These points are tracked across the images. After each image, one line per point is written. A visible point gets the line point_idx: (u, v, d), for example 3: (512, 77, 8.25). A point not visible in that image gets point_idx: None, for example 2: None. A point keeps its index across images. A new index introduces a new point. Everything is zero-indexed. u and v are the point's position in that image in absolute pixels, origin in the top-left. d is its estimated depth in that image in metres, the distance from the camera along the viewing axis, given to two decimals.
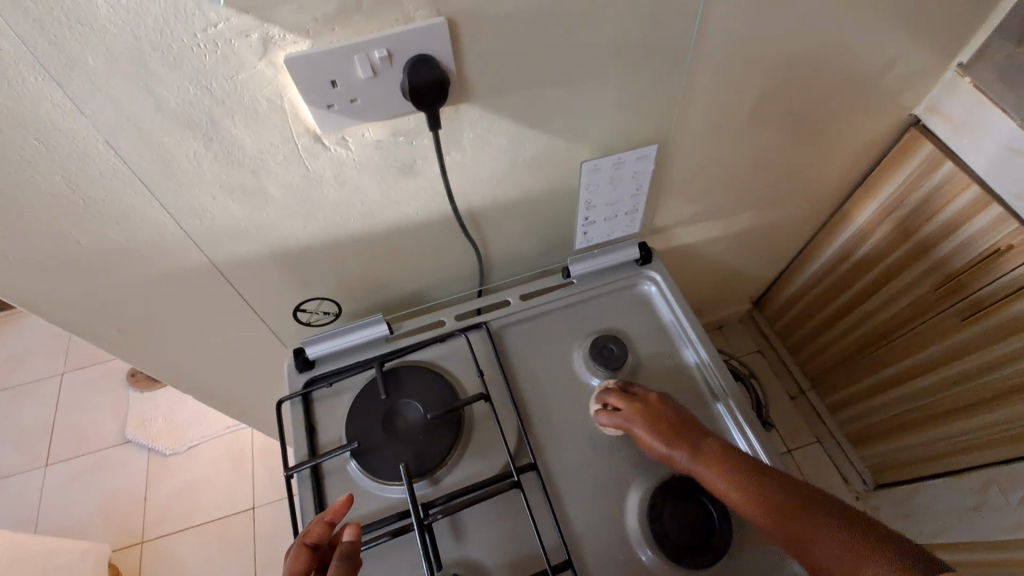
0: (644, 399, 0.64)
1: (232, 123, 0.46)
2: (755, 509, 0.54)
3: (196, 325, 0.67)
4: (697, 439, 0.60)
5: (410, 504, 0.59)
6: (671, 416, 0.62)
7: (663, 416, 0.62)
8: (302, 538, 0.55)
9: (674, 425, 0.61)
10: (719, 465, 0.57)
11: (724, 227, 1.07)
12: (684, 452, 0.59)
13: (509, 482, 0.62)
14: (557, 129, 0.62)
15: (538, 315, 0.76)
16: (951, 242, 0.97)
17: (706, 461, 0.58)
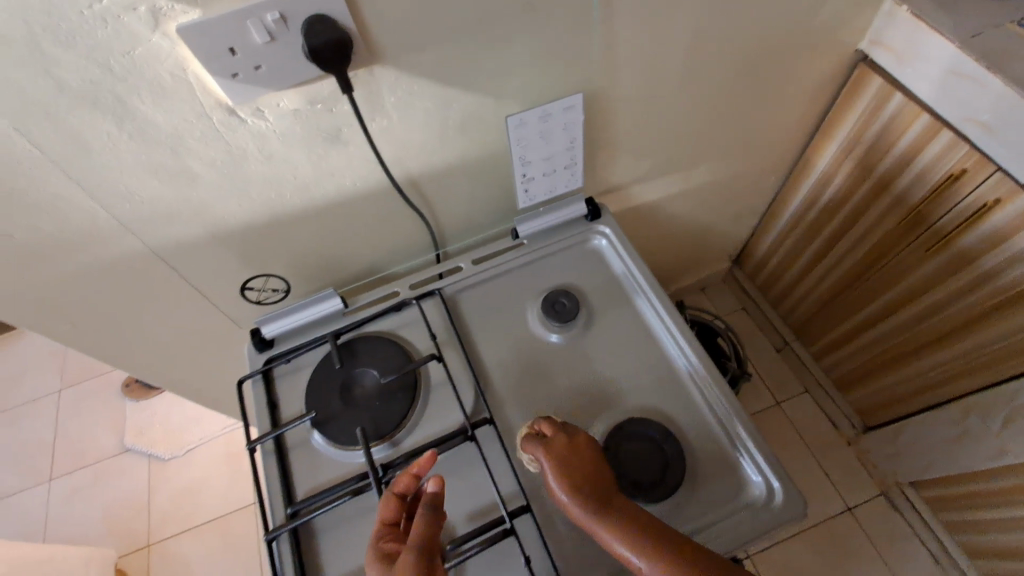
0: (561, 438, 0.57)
1: (140, 101, 0.47)
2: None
3: (151, 315, 0.68)
4: (620, 498, 0.53)
5: (367, 465, 0.60)
6: (584, 465, 0.55)
7: (580, 461, 0.55)
8: (391, 488, 0.57)
9: (587, 475, 0.54)
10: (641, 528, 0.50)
11: (684, 183, 1.07)
12: (603, 507, 0.52)
13: (463, 436, 0.63)
14: (482, 88, 0.63)
15: (491, 278, 0.77)
16: (908, 173, 0.96)
17: (621, 528, 0.51)
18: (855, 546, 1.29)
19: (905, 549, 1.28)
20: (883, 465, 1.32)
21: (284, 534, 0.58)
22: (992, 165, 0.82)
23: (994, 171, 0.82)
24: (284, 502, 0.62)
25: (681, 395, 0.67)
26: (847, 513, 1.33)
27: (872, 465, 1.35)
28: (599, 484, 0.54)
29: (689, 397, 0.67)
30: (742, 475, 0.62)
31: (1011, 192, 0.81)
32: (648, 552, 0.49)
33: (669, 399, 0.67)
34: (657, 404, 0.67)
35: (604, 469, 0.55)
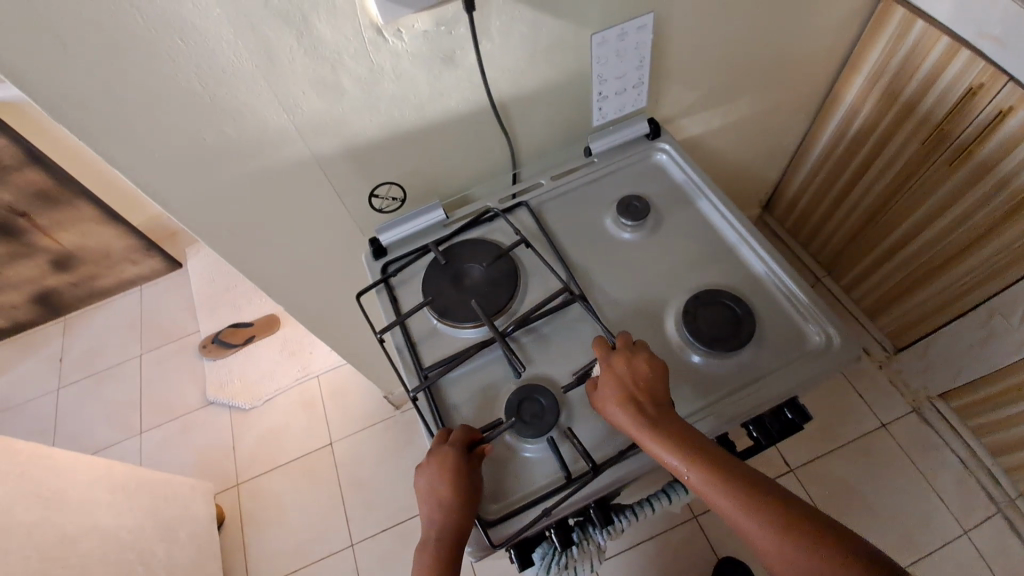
0: (628, 370, 0.66)
1: (317, 19, 0.59)
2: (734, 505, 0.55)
3: (289, 226, 0.80)
4: (681, 430, 0.61)
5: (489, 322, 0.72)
6: (649, 399, 0.63)
7: (645, 392, 0.64)
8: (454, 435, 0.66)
9: (653, 407, 0.63)
10: (711, 461, 0.58)
11: (723, 117, 1.17)
12: (671, 433, 0.61)
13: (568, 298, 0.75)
14: (568, 15, 0.74)
15: (569, 190, 0.88)
16: (931, 95, 1.06)
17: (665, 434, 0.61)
18: (891, 456, 1.40)
19: (938, 457, 1.38)
20: (915, 382, 1.42)
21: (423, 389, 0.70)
22: (1005, 77, 0.92)
23: (1008, 81, 0.92)
24: (416, 367, 0.74)
25: (744, 273, 0.78)
26: (882, 428, 1.44)
27: (904, 385, 1.46)
28: (671, 423, 0.62)
29: (752, 275, 0.78)
30: (803, 331, 0.73)
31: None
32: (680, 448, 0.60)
33: (734, 277, 0.78)
34: (724, 281, 0.78)
35: (666, 408, 0.63)
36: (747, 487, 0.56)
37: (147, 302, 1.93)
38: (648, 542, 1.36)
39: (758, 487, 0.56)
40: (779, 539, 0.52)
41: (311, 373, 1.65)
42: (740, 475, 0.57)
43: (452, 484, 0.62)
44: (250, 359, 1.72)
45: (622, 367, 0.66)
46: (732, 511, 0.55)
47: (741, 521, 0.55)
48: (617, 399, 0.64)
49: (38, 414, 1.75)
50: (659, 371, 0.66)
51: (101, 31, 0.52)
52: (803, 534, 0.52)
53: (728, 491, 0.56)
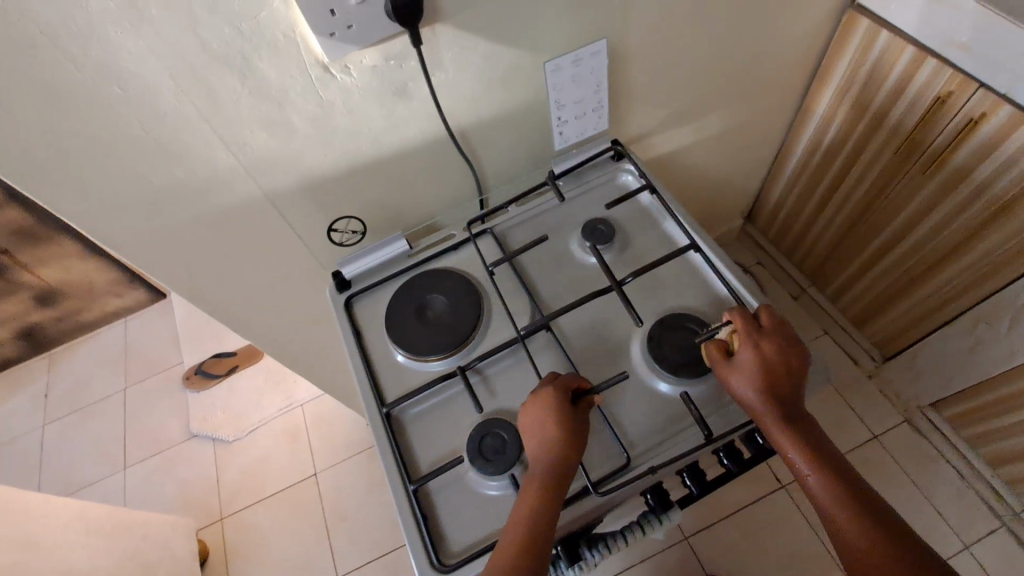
0: (774, 354, 0.65)
1: (259, 60, 0.59)
2: (832, 502, 0.59)
3: (250, 263, 0.79)
4: (805, 425, 0.63)
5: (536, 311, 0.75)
6: (785, 387, 0.64)
7: (784, 379, 0.64)
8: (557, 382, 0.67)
9: (786, 396, 0.64)
10: (823, 462, 0.61)
11: (695, 134, 1.17)
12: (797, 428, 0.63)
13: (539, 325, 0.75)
14: (520, 44, 0.74)
15: (534, 215, 0.87)
16: (901, 104, 1.05)
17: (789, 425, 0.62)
18: (884, 470, 1.37)
19: (932, 468, 1.36)
20: (906, 393, 1.39)
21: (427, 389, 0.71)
22: (974, 84, 0.91)
23: (978, 88, 0.90)
24: (378, 404, 0.72)
25: (710, 296, 0.77)
26: (874, 440, 1.42)
27: (894, 395, 1.44)
28: (798, 414, 0.63)
29: (718, 297, 0.77)
30: None
31: (996, 105, 0.89)
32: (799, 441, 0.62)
33: (701, 299, 0.77)
34: (690, 304, 0.77)
35: (797, 399, 0.64)
36: (849, 494, 0.59)
37: (132, 335, 1.92)
38: (640, 565, 1.33)
39: (863, 496, 0.59)
40: (863, 543, 0.56)
41: (295, 402, 1.63)
42: (847, 480, 0.60)
43: (559, 417, 0.64)
44: (234, 390, 1.70)
45: (772, 347, 0.65)
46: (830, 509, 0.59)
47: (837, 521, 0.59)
48: (753, 379, 0.63)
49: (22, 452, 1.73)
50: (802, 364, 0.65)
51: (35, 81, 0.52)
52: (890, 547, 0.56)
53: (831, 490, 0.59)
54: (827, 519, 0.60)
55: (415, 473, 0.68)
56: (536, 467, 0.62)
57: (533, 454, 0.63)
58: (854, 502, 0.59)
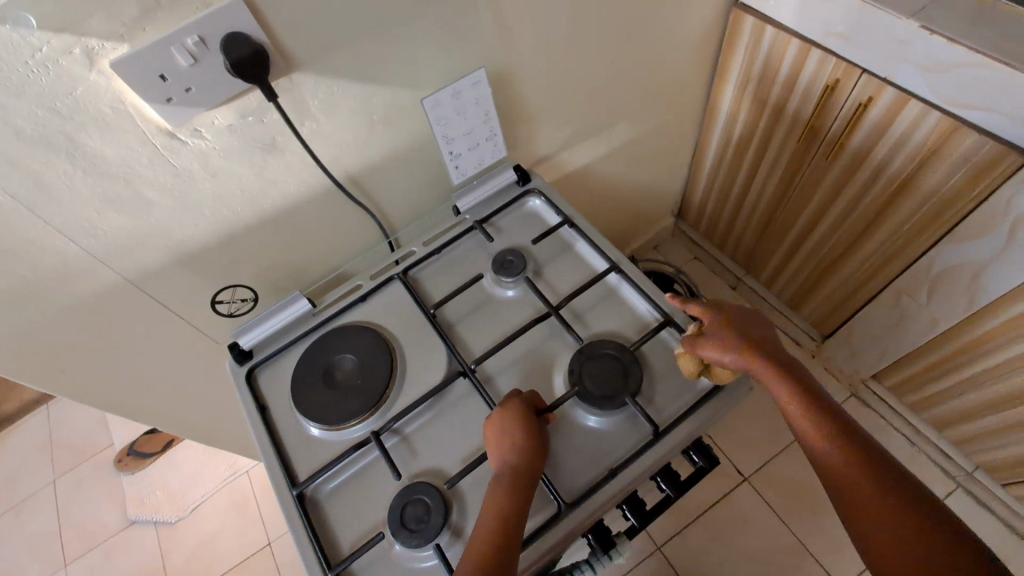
0: (745, 322, 0.67)
1: (88, 136, 0.53)
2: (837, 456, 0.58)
3: (131, 349, 0.72)
4: (803, 381, 0.62)
5: (455, 355, 0.72)
6: (770, 347, 0.65)
7: (764, 341, 0.66)
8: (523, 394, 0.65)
9: (773, 354, 0.64)
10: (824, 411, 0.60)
11: (606, 144, 1.16)
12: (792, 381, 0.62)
13: (458, 373, 0.71)
14: (394, 83, 0.70)
15: (444, 252, 0.83)
16: (796, 94, 1.06)
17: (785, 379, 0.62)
18: None
19: (883, 438, 1.39)
20: (848, 368, 1.42)
21: (338, 461, 0.66)
22: (857, 70, 0.93)
23: (861, 74, 0.93)
24: (289, 485, 0.66)
25: (630, 315, 0.75)
26: None
27: (838, 371, 1.46)
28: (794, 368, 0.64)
29: (638, 315, 0.75)
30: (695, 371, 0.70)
31: (880, 88, 0.91)
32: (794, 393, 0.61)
33: (621, 320, 0.75)
34: (610, 326, 0.74)
35: (790, 356, 0.64)
36: (845, 440, 0.58)
37: (57, 422, 1.77)
38: None
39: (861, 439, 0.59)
40: (862, 490, 0.55)
41: (240, 469, 1.53)
42: (843, 427, 0.59)
43: (531, 430, 0.61)
44: (172, 465, 1.58)
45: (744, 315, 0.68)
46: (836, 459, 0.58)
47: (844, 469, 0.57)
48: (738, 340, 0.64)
49: None
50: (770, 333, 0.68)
51: None
52: (886, 493, 0.55)
53: (830, 440, 0.58)
54: (827, 473, 0.58)
55: (335, 557, 0.63)
56: (504, 476, 0.59)
57: (501, 463, 0.60)
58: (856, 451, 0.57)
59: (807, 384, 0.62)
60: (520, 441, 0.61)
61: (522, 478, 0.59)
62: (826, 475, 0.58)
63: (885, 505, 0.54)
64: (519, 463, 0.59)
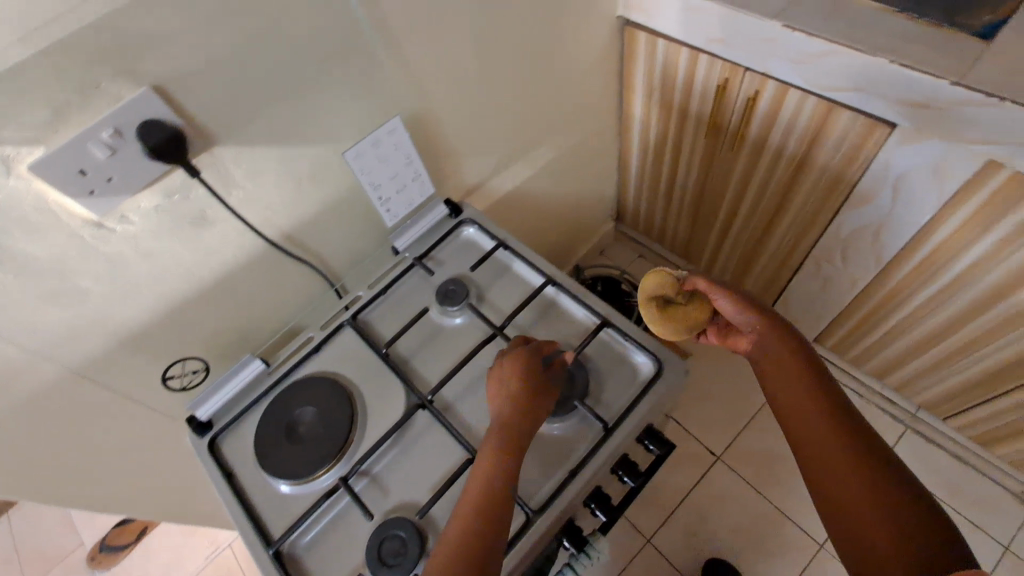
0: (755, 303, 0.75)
1: (14, 238, 0.55)
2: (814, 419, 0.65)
3: (85, 439, 0.71)
4: (800, 359, 0.70)
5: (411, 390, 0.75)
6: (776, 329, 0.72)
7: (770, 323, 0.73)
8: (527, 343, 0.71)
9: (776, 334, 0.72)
10: (816, 384, 0.68)
11: (532, 164, 1.23)
12: (787, 357, 0.70)
13: (417, 406, 0.73)
14: (314, 141, 0.74)
15: (389, 292, 0.86)
16: (694, 96, 1.16)
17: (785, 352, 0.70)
18: None
19: None
20: None
21: (310, 513, 0.67)
22: (741, 69, 1.03)
23: (745, 71, 1.03)
24: (264, 545, 0.67)
25: (571, 323, 0.80)
26: None
27: None
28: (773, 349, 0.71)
29: (578, 322, 0.80)
30: (636, 366, 0.75)
31: (762, 82, 1.02)
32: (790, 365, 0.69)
33: (563, 330, 0.79)
34: (554, 336, 0.79)
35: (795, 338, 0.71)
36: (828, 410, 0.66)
37: (16, 532, 1.67)
38: None
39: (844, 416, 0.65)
40: (832, 454, 0.63)
41: (221, 543, 1.49)
42: (830, 401, 0.66)
43: (533, 378, 0.67)
44: (149, 553, 1.52)
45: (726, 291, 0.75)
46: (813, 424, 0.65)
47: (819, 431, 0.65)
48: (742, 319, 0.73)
49: None
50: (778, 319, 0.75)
51: None
52: (858, 461, 0.61)
53: (816, 409, 0.66)
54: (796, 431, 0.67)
55: None
56: (507, 417, 0.65)
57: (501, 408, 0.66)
58: (831, 425, 0.65)
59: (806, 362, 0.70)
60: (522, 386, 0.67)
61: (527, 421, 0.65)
62: (797, 434, 0.67)
63: (847, 468, 0.61)
64: (521, 408, 0.65)
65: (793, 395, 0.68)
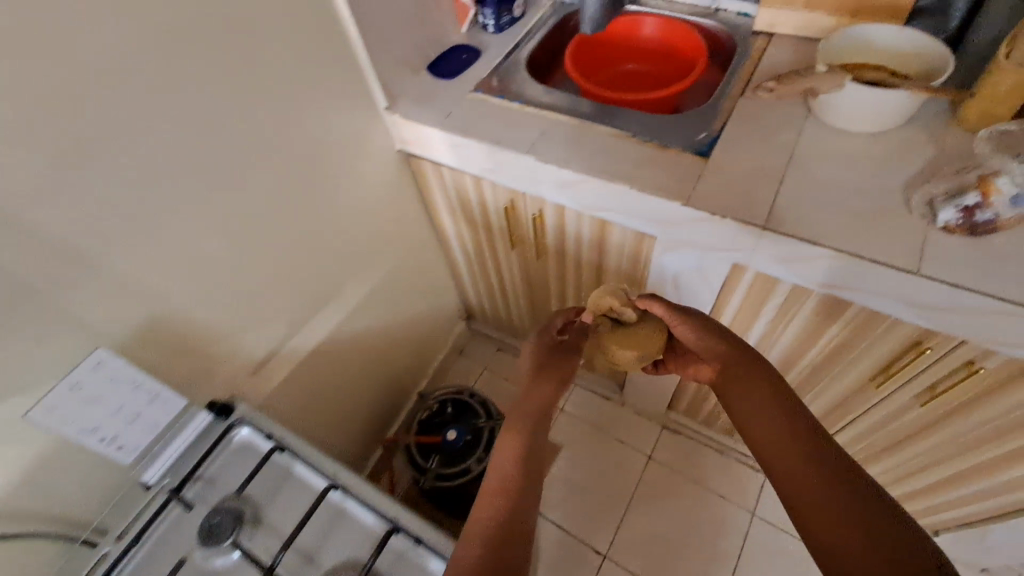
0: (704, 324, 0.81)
1: None
2: (780, 430, 0.66)
3: None
4: (765, 374, 0.72)
5: None
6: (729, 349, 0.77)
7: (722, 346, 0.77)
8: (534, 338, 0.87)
9: (729, 350, 0.76)
10: (783, 399, 0.69)
11: (340, 307, 1.16)
12: (750, 372, 0.73)
13: None
14: None
15: (144, 542, 0.72)
16: (490, 212, 1.19)
17: (744, 363, 0.74)
18: (671, 484, 1.48)
19: (700, 458, 1.51)
20: (649, 407, 1.54)
21: None
22: (517, 193, 1.06)
23: (522, 195, 1.05)
24: None
25: (360, 534, 0.70)
26: (651, 460, 1.52)
27: (645, 411, 1.58)
28: (735, 368, 0.74)
29: (368, 531, 0.70)
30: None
31: (538, 203, 1.05)
32: (755, 378, 0.72)
33: (352, 544, 0.69)
34: (343, 556, 0.69)
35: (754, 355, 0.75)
36: (791, 427, 0.65)
37: None
38: None
39: (817, 433, 0.64)
40: (799, 473, 0.61)
41: None
42: (794, 416, 0.66)
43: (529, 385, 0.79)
44: None
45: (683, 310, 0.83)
46: (776, 438, 0.65)
47: (785, 446, 0.64)
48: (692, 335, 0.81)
49: None
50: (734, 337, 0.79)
51: None
52: (827, 479, 0.60)
53: (784, 421, 0.66)
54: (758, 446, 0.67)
55: None
56: (495, 451, 0.71)
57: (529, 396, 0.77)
58: (801, 441, 0.64)
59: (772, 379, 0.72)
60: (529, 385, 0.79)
61: (523, 433, 0.71)
62: (763, 454, 0.66)
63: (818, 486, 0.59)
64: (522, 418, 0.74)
65: (760, 420, 0.68)
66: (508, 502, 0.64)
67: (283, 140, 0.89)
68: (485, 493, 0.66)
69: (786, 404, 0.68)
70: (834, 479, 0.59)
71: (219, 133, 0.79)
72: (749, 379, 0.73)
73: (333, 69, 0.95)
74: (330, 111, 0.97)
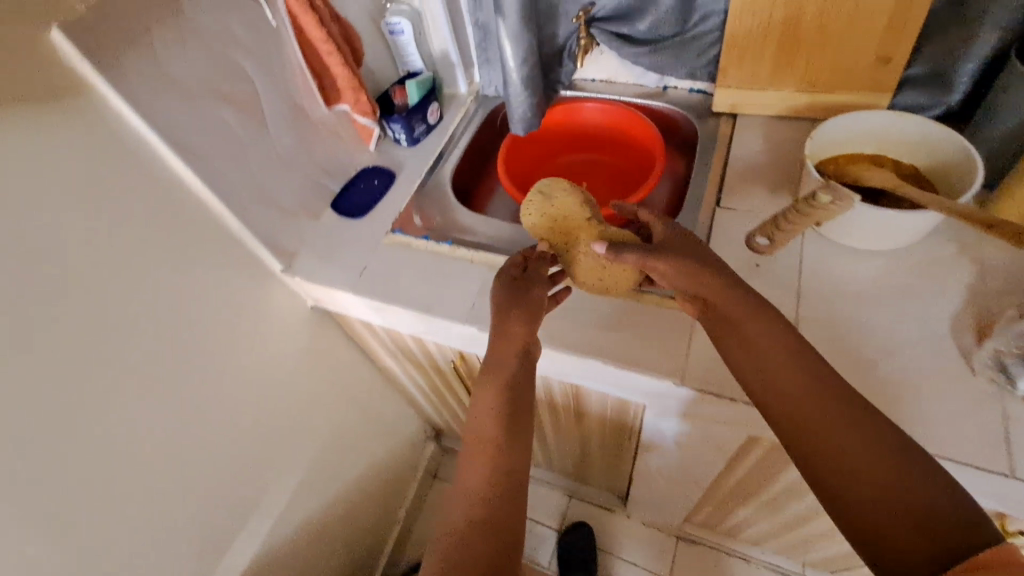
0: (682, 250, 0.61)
1: None
2: (774, 366, 0.56)
3: None
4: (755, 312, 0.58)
5: None
6: (710, 279, 0.59)
7: (704, 274, 0.59)
8: (505, 272, 0.67)
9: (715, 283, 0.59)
10: (767, 321, 0.57)
11: (270, 514, 0.92)
12: (737, 304, 0.58)
13: None
14: None
15: None
16: (441, 362, 0.97)
17: (726, 295, 0.59)
18: None
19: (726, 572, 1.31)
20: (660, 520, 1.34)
21: None
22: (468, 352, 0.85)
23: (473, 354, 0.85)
24: None
25: None
26: None
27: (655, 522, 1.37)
28: (728, 298, 0.59)
29: None
30: None
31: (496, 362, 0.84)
32: (746, 313, 0.58)
33: None
34: None
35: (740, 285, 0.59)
36: (791, 364, 0.55)
37: None
38: None
39: (826, 378, 0.54)
40: (809, 418, 0.53)
41: None
42: (786, 350, 0.56)
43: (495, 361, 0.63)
44: None
45: (667, 241, 0.62)
46: (771, 375, 0.56)
47: (778, 380, 0.55)
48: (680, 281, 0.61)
49: None
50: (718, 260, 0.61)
51: None
52: (842, 424, 0.51)
53: (771, 353, 0.56)
54: (743, 377, 0.58)
55: None
56: (468, 449, 0.61)
57: (492, 402, 0.62)
58: (822, 385, 0.54)
59: (754, 304, 0.58)
60: (495, 360, 0.63)
61: (495, 425, 0.61)
62: (754, 388, 0.57)
63: (841, 439, 0.51)
64: (488, 406, 0.62)
65: (749, 355, 0.57)
66: (493, 525, 0.55)
67: (150, 368, 0.66)
68: (475, 487, 0.58)
69: (774, 334, 0.57)
70: (856, 417, 0.51)
71: (29, 412, 0.54)
72: (733, 323, 0.59)
73: (206, 256, 0.72)
74: (212, 308, 0.73)
